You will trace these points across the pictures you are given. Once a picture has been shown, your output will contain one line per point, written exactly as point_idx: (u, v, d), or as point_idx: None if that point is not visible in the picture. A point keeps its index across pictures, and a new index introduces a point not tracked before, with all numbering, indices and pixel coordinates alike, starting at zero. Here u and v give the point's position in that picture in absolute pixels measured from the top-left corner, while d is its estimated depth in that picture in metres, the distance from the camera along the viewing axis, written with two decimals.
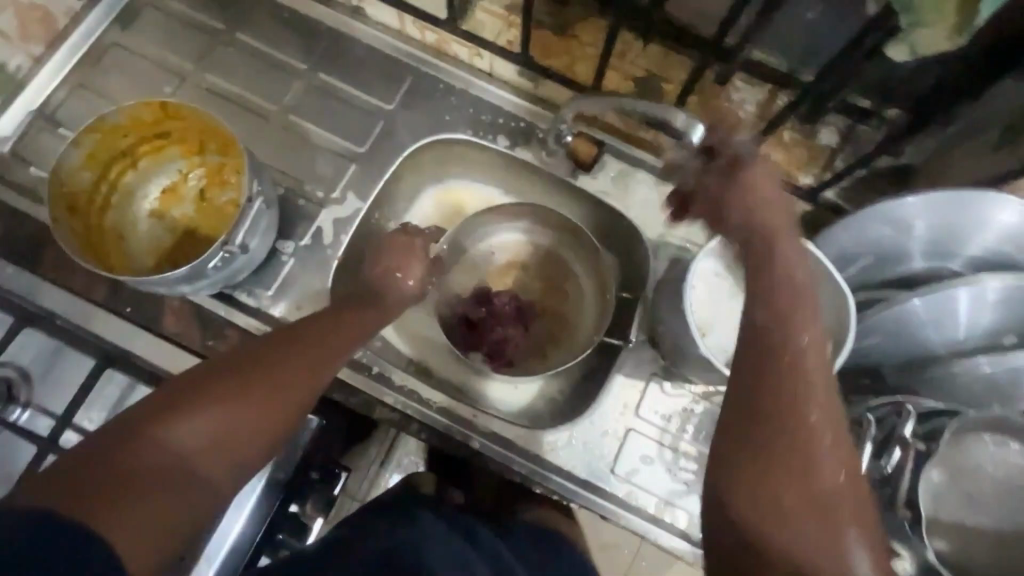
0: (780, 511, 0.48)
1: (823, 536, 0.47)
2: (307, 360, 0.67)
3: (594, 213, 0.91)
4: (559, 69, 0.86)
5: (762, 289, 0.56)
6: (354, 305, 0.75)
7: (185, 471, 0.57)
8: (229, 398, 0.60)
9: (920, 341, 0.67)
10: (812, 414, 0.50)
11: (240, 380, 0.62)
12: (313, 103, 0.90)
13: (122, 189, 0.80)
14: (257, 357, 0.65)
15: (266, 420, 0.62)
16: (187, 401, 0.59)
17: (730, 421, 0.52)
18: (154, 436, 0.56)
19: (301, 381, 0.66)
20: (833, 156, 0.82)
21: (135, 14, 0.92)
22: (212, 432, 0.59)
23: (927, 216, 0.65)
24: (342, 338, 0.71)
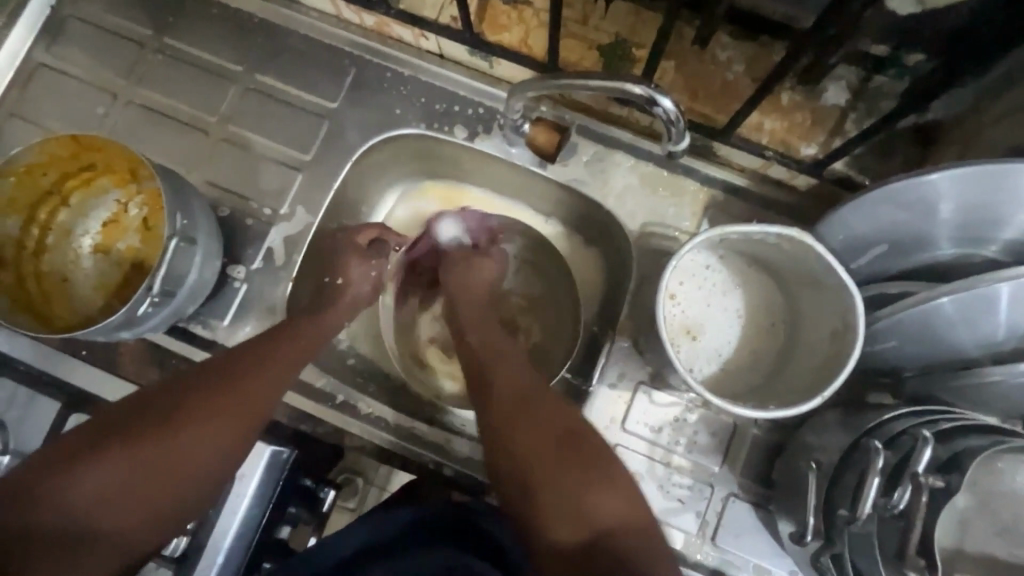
0: (553, 487, 0.56)
1: (591, 496, 0.55)
2: (260, 378, 0.63)
3: (571, 202, 0.82)
4: (512, 43, 0.75)
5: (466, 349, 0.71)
6: (295, 331, 0.68)
7: (94, 519, 0.53)
8: (138, 442, 0.55)
9: (947, 345, 0.56)
10: (539, 411, 0.61)
11: (152, 425, 0.57)
12: (252, 107, 0.82)
13: (57, 228, 0.76)
14: (180, 396, 0.59)
15: (187, 464, 0.57)
16: (89, 453, 0.54)
17: (496, 441, 0.61)
18: (50, 497, 0.52)
19: (226, 421, 0.59)
20: (843, 117, 0.69)
21: (61, 27, 0.84)
22: (118, 487, 0.54)
23: (954, 195, 0.54)
24: (275, 366, 0.65)
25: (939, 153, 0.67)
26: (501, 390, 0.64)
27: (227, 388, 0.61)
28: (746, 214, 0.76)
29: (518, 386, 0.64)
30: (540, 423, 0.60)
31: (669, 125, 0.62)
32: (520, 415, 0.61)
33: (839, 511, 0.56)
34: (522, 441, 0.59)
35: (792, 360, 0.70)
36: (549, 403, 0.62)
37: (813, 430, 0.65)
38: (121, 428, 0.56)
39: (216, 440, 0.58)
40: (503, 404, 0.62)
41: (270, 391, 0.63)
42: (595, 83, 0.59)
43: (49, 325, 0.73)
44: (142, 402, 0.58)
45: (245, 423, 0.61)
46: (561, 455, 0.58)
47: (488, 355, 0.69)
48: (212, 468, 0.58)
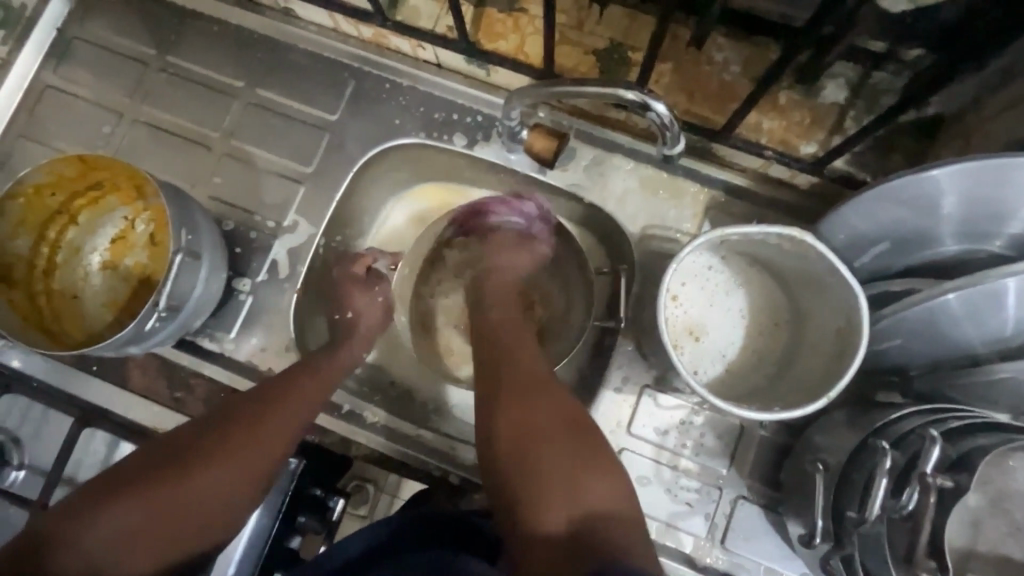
0: (537, 469, 0.56)
1: (575, 486, 0.55)
2: (284, 415, 0.64)
3: (572, 207, 0.82)
4: (508, 51, 0.75)
5: (482, 333, 0.72)
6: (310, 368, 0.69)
7: (116, 561, 0.53)
8: (165, 483, 0.57)
9: (953, 342, 0.55)
10: (534, 396, 0.61)
11: (172, 466, 0.58)
12: (253, 121, 0.83)
13: (66, 246, 0.78)
14: (209, 435, 0.61)
15: (210, 502, 0.58)
16: (119, 492, 0.56)
17: (487, 422, 0.61)
18: (78, 540, 0.53)
19: (246, 457, 0.60)
20: (842, 114, 0.69)
21: (68, 48, 0.86)
22: (141, 525, 0.55)
23: (959, 190, 0.53)
24: (289, 401, 0.65)
25: (940, 149, 0.67)
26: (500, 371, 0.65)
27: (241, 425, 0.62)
28: (747, 214, 0.75)
29: (532, 375, 0.64)
30: (526, 400, 0.61)
31: (665, 130, 0.62)
32: (525, 400, 0.61)
33: (847, 512, 0.55)
34: (509, 421, 0.60)
35: (797, 359, 0.70)
36: (542, 386, 0.62)
37: (822, 430, 0.65)
38: (151, 469, 0.57)
39: (227, 476, 0.59)
40: (496, 383, 0.64)
41: (283, 426, 0.63)
42: (590, 89, 0.60)
43: (59, 342, 0.74)
44: (160, 447, 0.59)
45: (257, 459, 0.61)
46: (548, 439, 0.58)
47: (495, 342, 0.70)
48: (236, 508, 0.59)
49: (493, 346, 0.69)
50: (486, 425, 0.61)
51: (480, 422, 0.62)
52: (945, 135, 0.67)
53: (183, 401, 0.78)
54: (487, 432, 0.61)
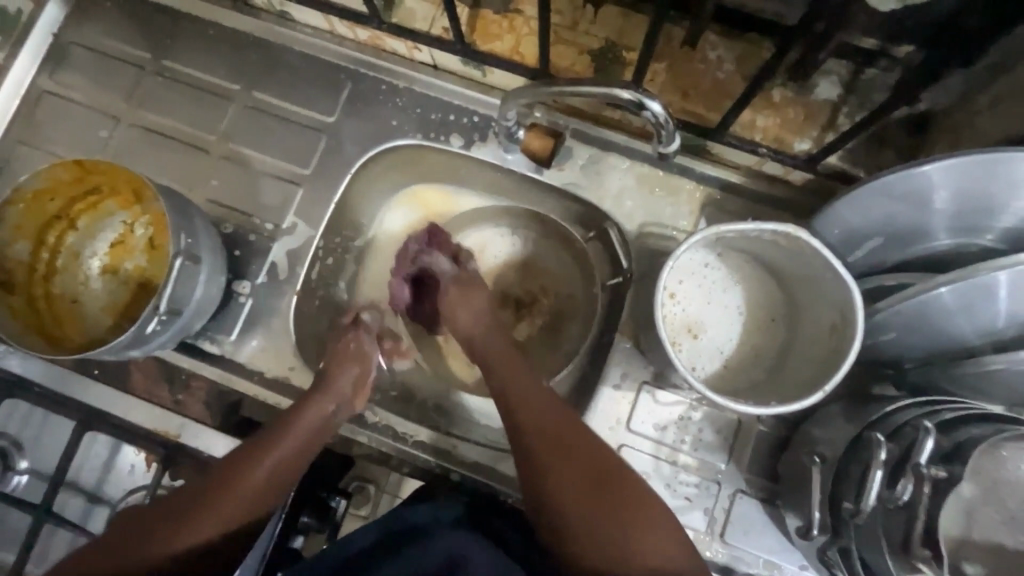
0: (591, 521, 0.57)
1: (626, 533, 0.56)
2: (295, 443, 0.67)
3: (569, 206, 0.82)
4: (503, 51, 0.76)
5: (504, 370, 0.70)
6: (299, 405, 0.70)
7: None
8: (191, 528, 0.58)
9: (947, 335, 0.56)
10: (573, 443, 0.61)
11: (195, 512, 0.59)
12: (250, 124, 0.83)
13: (65, 251, 0.78)
14: (223, 474, 0.63)
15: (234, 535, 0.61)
16: (144, 544, 0.56)
17: (529, 471, 0.62)
18: None
19: (262, 489, 0.63)
20: (835, 111, 0.70)
21: (64, 53, 0.86)
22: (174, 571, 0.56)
23: (948, 185, 0.54)
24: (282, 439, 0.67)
25: (933, 143, 0.67)
26: (532, 416, 0.64)
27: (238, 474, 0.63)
28: (742, 211, 0.76)
29: (543, 416, 0.64)
30: (568, 450, 0.61)
31: (660, 129, 0.62)
32: (563, 449, 0.61)
33: (844, 504, 0.56)
34: (555, 472, 0.60)
35: (794, 353, 0.71)
36: (579, 431, 0.63)
37: (819, 423, 0.65)
38: (173, 519, 0.58)
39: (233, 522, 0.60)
40: (530, 431, 0.63)
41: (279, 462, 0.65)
42: (584, 88, 0.60)
43: (60, 346, 0.74)
44: (174, 500, 0.60)
45: (273, 490, 0.64)
46: (594, 488, 0.59)
47: (515, 378, 0.69)
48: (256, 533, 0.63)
49: (516, 386, 0.68)
50: (530, 474, 0.61)
51: (525, 473, 0.62)
52: (937, 129, 0.67)
53: (184, 404, 0.78)
54: (534, 483, 0.61)
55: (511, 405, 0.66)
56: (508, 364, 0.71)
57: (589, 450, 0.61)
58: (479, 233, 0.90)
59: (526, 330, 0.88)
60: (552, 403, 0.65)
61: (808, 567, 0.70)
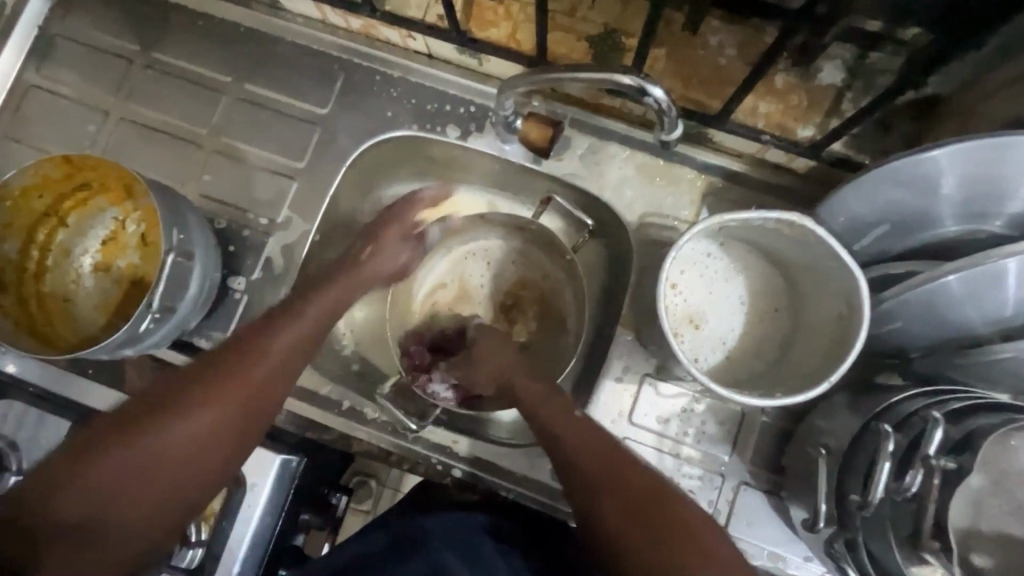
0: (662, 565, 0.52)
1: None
2: (294, 337, 0.63)
3: (568, 196, 0.81)
4: (499, 39, 0.74)
5: (536, 405, 0.65)
6: (231, 376, 0.57)
7: (137, 504, 0.51)
8: (176, 413, 0.54)
9: (953, 323, 0.55)
10: (628, 477, 0.56)
11: (185, 398, 0.55)
12: (243, 117, 0.82)
13: (56, 249, 0.77)
14: (216, 364, 0.58)
15: (230, 431, 0.56)
16: (126, 433, 0.52)
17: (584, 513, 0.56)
18: (93, 484, 0.50)
19: (259, 381, 0.59)
20: (839, 97, 0.68)
21: (50, 47, 0.84)
22: (163, 457, 0.52)
23: (958, 169, 0.53)
24: (215, 427, 0.55)
25: (939, 129, 0.66)
26: (576, 450, 0.59)
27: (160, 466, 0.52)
28: (745, 200, 0.75)
29: (587, 448, 0.59)
30: (623, 486, 0.56)
31: (664, 113, 0.61)
32: (616, 486, 0.56)
33: (850, 496, 0.55)
34: (613, 512, 0.55)
35: (798, 344, 0.70)
36: (633, 466, 0.57)
37: (823, 414, 0.65)
38: (157, 407, 0.54)
39: (155, 526, 0.52)
40: (578, 466, 0.58)
41: (212, 458, 0.55)
42: (584, 74, 0.59)
43: (53, 346, 0.73)
44: (159, 387, 0.56)
45: (270, 385, 0.60)
46: (659, 527, 0.53)
47: (546, 403, 0.65)
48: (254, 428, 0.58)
49: (546, 420, 0.63)
50: (585, 513, 0.56)
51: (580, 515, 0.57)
52: (943, 113, 0.66)
53: None
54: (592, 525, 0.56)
55: (545, 434, 0.62)
56: (544, 400, 0.65)
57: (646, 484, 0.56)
58: (436, 271, 0.88)
59: (525, 330, 0.87)
60: (590, 433, 0.60)
61: (812, 559, 0.69)
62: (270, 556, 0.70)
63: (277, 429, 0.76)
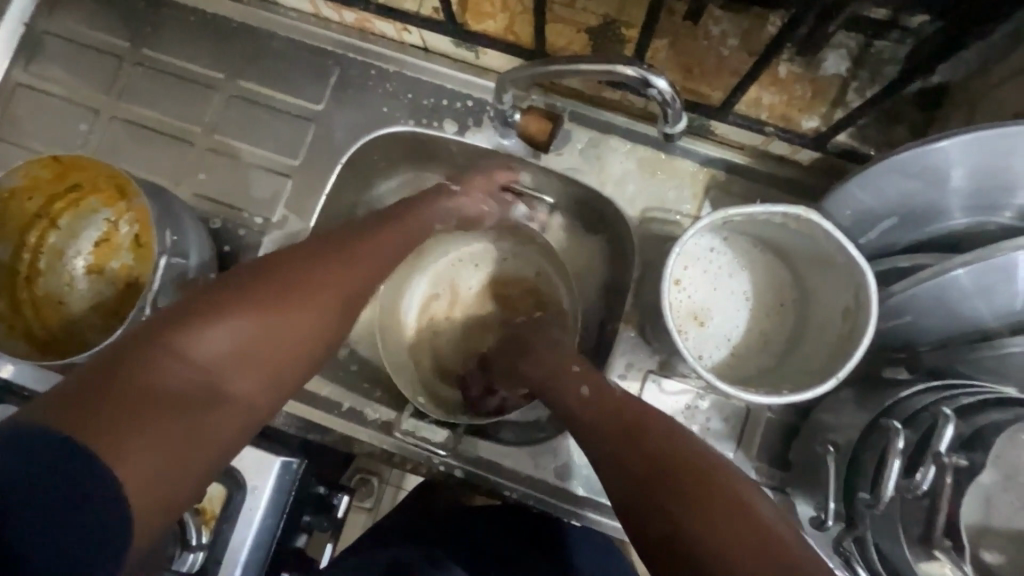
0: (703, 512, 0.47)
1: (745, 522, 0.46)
2: (372, 257, 0.61)
3: (569, 191, 0.80)
4: (496, 32, 0.72)
5: (549, 382, 0.66)
6: (317, 279, 0.55)
7: (215, 388, 0.47)
8: (261, 303, 0.51)
9: (961, 318, 0.54)
10: (653, 430, 0.54)
11: (271, 291, 0.52)
12: (237, 114, 0.80)
13: (48, 251, 0.75)
14: (300, 267, 0.55)
15: (308, 337, 0.54)
16: (207, 315, 0.49)
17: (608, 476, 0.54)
18: (176, 359, 0.46)
19: (341, 294, 0.57)
20: (844, 87, 0.67)
21: (38, 44, 0.82)
22: (244, 346, 0.50)
23: (968, 161, 0.52)
24: (324, 311, 0.55)
25: (947, 119, 0.65)
26: (595, 413, 0.58)
27: (260, 346, 0.51)
28: (748, 193, 0.74)
29: (607, 410, 0.58)
30: (647, 442, 0.53)
31: (668, 106, 0.60)
32: (641, 439, 0.54)
33: (859, 493, 0.55)
34: (641, 462, 0.52)
35: (803, 339, 0.69)
36: (655, 420, 0.55)
37: (829, 409, 0.64)
38: (239, 294, 0.51)
39: (258, 401, 0.51)
40: (595, 428, 0.57)
41: (315, 343, 0.55)
42: (585, 66, 0.57)
43: (47, 351, 0.72)
44: (237, 277, 0.53)
45: (350, 298, 0.58)
46: (692, 473, 0.50)
47: (555, 379, 0.65)
48: (329, 339, 0.56)
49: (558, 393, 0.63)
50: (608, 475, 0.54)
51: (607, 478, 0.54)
52: (952, 103, 0.65)
53: None
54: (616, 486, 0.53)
55: (560, 407, 0.62)
56: (550, 376, 0.66)
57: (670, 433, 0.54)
58: (427, 282, 0.88)
59: None
60: (603, 396, 0.60)
61: None
62: (271, 560, 0.69)
63: (277, 431, 0.75)
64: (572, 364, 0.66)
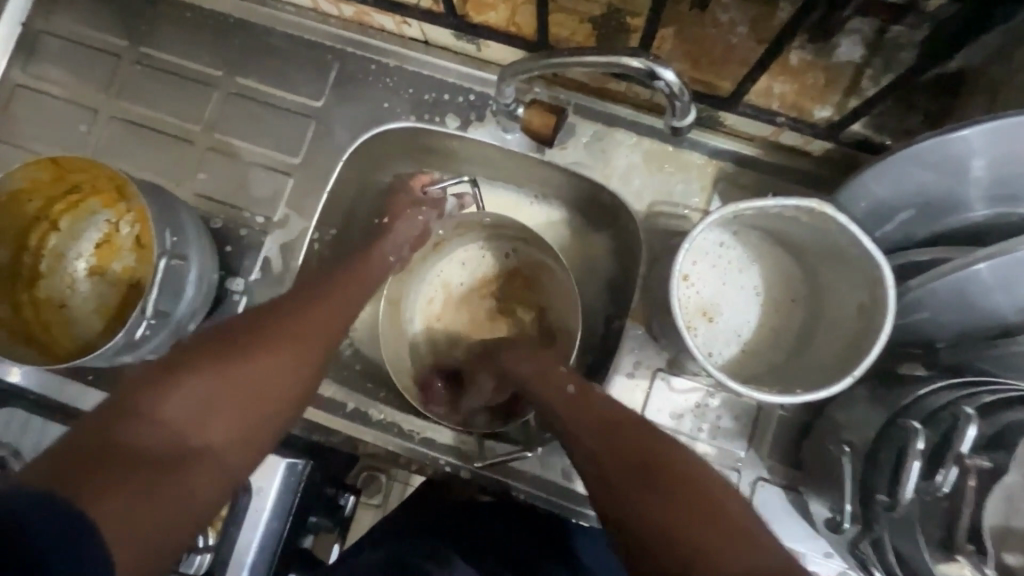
0: (682, 519, 0.46)
1: (727, 528, 0.46)
2: (335, 303, 0.65)
3: (573, 186, 0.78)
4: (498, 23, 0.71)
5: (534, 382, 0.65)
6: (280, 330, 0.59)
7: (189, 439, 0.49)
8: (227, 358, 0.55)
9: (982, 314, 0.52)
10: (631, 432, 0.54)
11: (234, 348, 0.56)
12: (236, 112, 0.79)
13: (50, 253, 0.75)
14: (261, 324, 0.59)
15: (277, 382, 0.56)
16: (175, 376, 0.52)
17: (592, 477, 0.53)
18: (148, 417, 0.48)
19: (305, 340, 0.60)
20: (858, 75, 0.65)
21: (35, 44, 0.81)
22: (215, 397, 0.52)
23: (990, 151, 0.50)
24: (290, 355, 0.58)
25: (967, 105, 0.62)
26: (576, 414, 0.57)
27: (230, 395, 0.53)
28: (758, 186, 0.72)
29: (596, 411, 0.57)
30: (627, 450, 0.52)
31: (676, 96, 0.58)
32: (620, 444, 0.53)
33: (876, 495, 0.53)
34: (620, 467, 0.51)
35: (816, 334, 0.68)
36: (635, 424, 0.55)
37: (842, 406, 0.62)
38: (206, 354, 0.55)
39: (235, 449, 0.52)
40: (580, 429, 0.56)
41: (289, 392, 0.57)
42: (589, 57, 0.55)
43: (51, 354, 0.72)
44: (203, 341, 0.57)
45: (317, 344, 0.61)
46: (669, 479, 0.49)
47: (539, 378, 0.65)
48: (300, 385, 0.58)
49: (545, 393, 0.62)
50: (597, 480, 0.52)
51: (593, 478, 0.52)
52: (971, 89, 0.62)
53: None
54: (598, 490, 0.52)
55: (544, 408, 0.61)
56: (535, 374, 0.65)
57: (647, 436, 0.53)
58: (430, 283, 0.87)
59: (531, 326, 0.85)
60: (587, 396, 0.59)
61: (834, 554, 0.68)
62: (279, 561, 0.69)
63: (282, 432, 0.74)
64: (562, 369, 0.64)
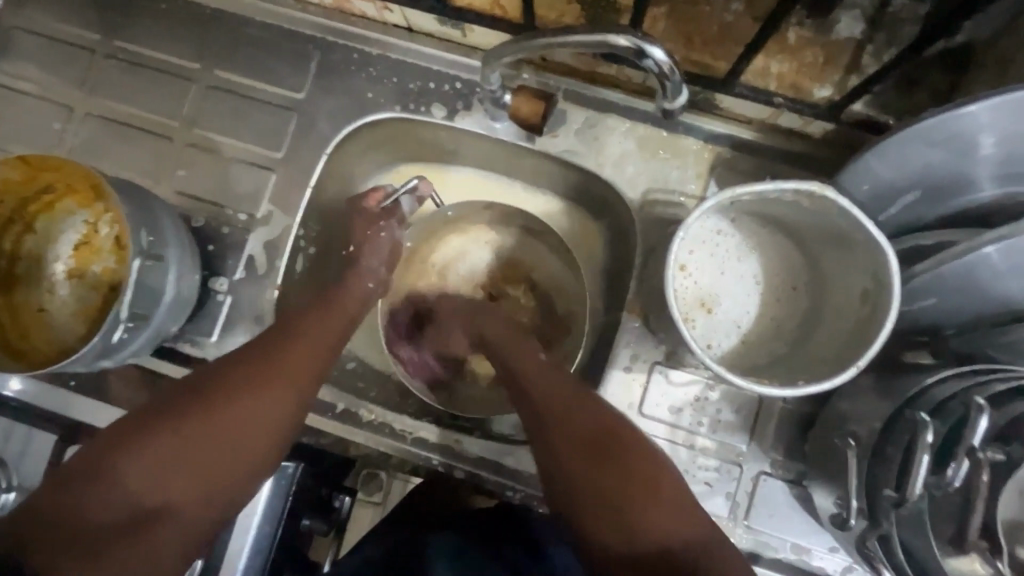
0: (613, 499, 0.51)
1: (656, 512, 0.50)
2: (315, 341, 0.62)
3: (565, 175, 0.76)
4: (483, 6, 0.68)
5: (503, 352, 0.67)
6: (251, 377, 0.56)
7: (152, 501, 0.49)
8: (194, 410, 0.53)
9: (990, 299, 0.50)
10: (581, 406, 0.57)
11: (202, 397, 0.54)
12: (215, 106, 0.76)
13: (27, 256, 0.73)
14: (234, 368, 0.57)
15: (246, 434, 0.54)
16: (141, 432, 0.51)
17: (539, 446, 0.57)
18: (110, 484, 0.48)
19: (278, 384, 0.57)
20: (860, 52, 0.62)
21: (6, 39, 0.79)
22: (178, 455, 0.51)
23: (996, 127, 0.48)
24: (260, 405, 0.55)
25: (973, 81, 0.59)
26: (534, 383, 0.60)
27: (195, 452, 0.52)
28: (755, 171, 0.69)
29: (557, 389, 0.59)
30: (573, 426, 0.56)
31: (668, 77, 0.55)
32: (569, 421, 0.56)
33: (884, 491, 0.51)
34: (563, 437, 0.55)
35: (819, 322, 0.65)
36: (588, 403, 0.57)
37: (846, 396, 0.60)
38: (173, 405, 0.53)
39: (202, 508, 0.52)
40: (536, 399, 0.59)
41: (258, 446, 0.55)
42: (575, 37, 0.53)
43: (28, 359, 0.69)
44: (176, 389, 0.55)
45: (294, 387, 0.58)
46: (610, 459, 0.53)
47: (515, 347, 0.67)
48: (273, 434, 0.56)
49: (513, 363, 0.64)
50: (544, 451, 0.56)
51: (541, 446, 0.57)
52: (978, 63, 0.59)
53: None
54: (546, 456, 0.56)
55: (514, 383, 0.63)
56: (509, 342, 0.68)
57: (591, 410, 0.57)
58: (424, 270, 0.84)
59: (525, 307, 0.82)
60: (543, 366, 0.62)
61: (839, 549, 0.66)
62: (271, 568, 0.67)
63: None
64: (539, 354, 0.65)
